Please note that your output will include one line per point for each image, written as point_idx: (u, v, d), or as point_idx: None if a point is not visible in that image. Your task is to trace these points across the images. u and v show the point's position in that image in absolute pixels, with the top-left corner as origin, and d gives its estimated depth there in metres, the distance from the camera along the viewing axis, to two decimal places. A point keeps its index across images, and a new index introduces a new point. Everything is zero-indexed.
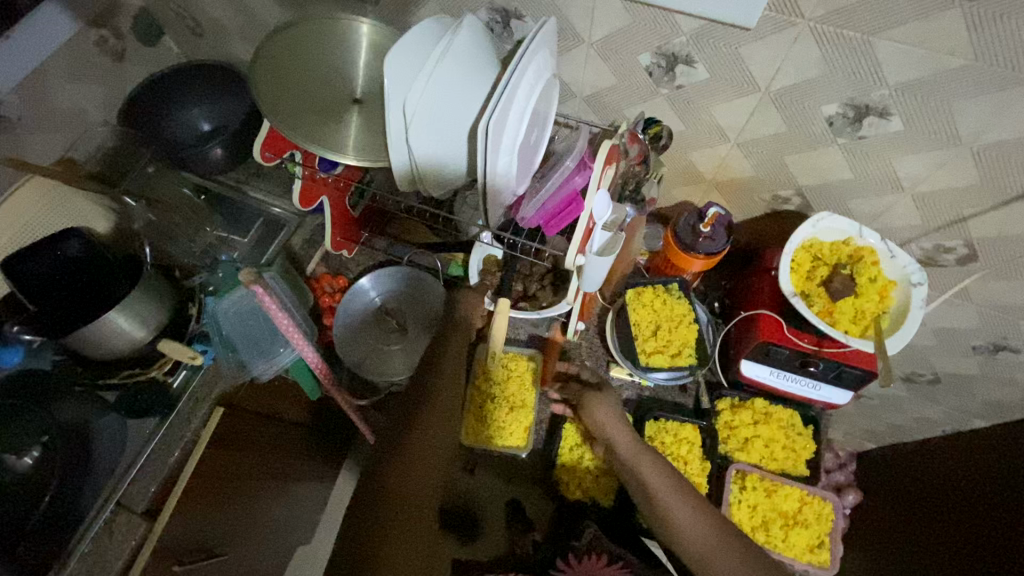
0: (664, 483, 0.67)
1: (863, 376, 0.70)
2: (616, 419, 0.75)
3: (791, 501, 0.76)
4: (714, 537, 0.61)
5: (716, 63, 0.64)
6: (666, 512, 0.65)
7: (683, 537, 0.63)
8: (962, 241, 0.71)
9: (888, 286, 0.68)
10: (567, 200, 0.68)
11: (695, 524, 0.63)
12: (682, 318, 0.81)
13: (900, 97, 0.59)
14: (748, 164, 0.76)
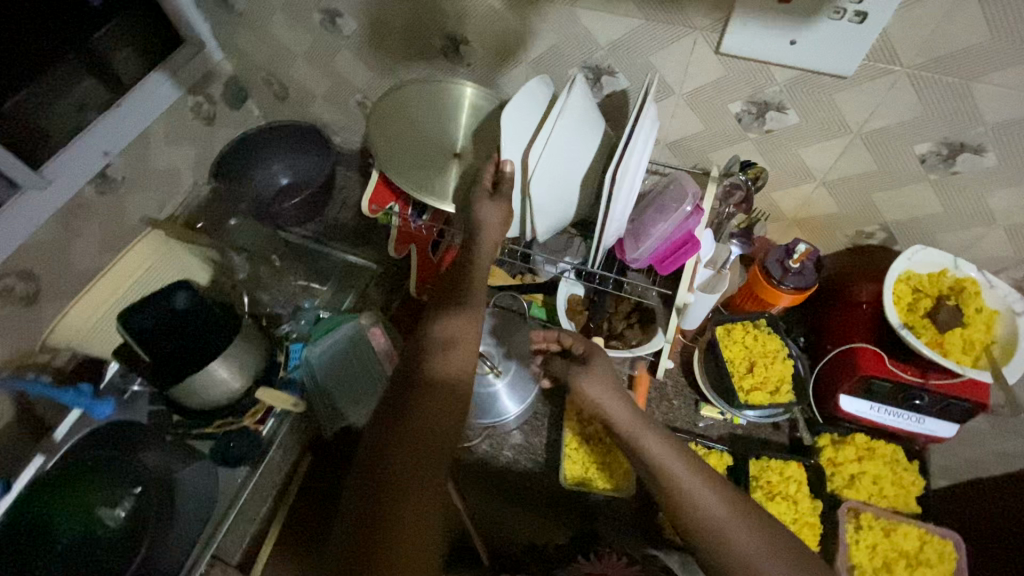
0: (669, 456, 0.60)
1: (972, 408, 0.71)
2: (611, 390, 0.67)
3: (913, 541, 0.73)
4: (737, 513, 0.56)
5: (809, 109, 0.68)
6: (675, 493, 0.58)
7: (697, 524, 0.55)
8: None
9: (993, 316, 0.69)
10: (681, 240, 0.68)
11: (705, 499, 0.57)
12: (776, 353, 0.81)
13: (997, 135, 0.62)
14: (833, 202, 0.79)
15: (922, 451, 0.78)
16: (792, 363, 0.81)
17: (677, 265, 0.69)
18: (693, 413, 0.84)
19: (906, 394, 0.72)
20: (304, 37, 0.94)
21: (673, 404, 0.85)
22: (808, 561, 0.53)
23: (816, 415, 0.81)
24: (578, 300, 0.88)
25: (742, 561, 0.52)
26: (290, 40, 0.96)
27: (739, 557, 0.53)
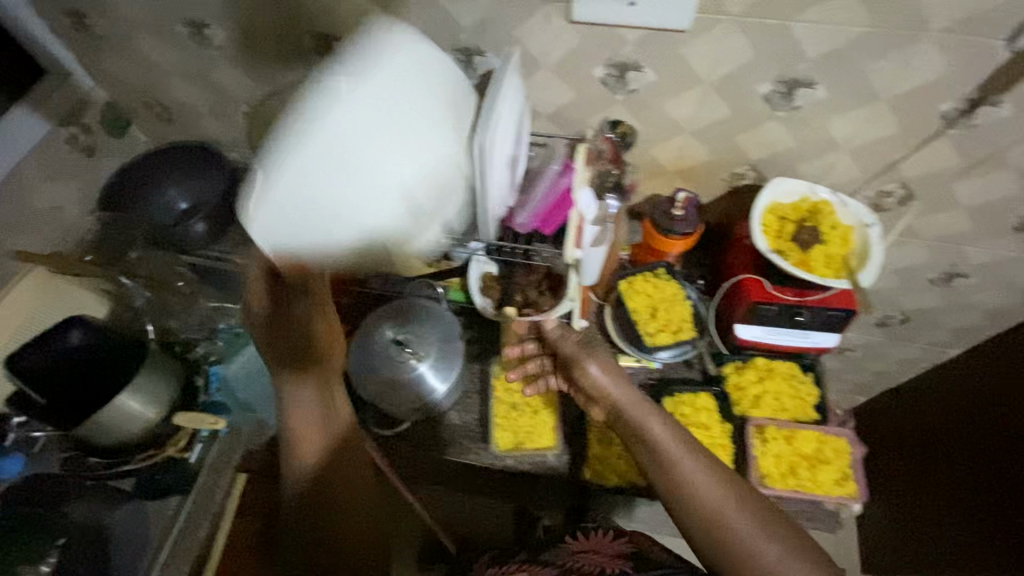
0: (675, 443, 0.63)
1: (845, 316, 0.78)
2: (619, 380, 0.70)
3: (811, 443, 0.80)
4: (747, 512, 0.58)
5: (662, 66, 0.74)
6: (685, 488, 0.60)
7: (697, 505, 0.59)
8: (896, 182, 0.82)
9: (848, 232, 0.76)
10: (557, 201, 0.75)
11: (721, 502, 0.59)
12: (675, 296, 0.87)
13: (820, 68, 0.69)
14: (703, 149, 0.85)
15: (813, 364, 0.85)
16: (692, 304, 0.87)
17: (561, 219, 0.75)
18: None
19: (788, 310, 0.80)
20: (177, 55, 0.92)
21: None
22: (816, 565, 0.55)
23: (721, 347, 0.88)
24: (491, 277, 0.91)
25: (739, 540, 0.56)
26: (162, 59, 0.94)
27: (738, 543, 0.56)
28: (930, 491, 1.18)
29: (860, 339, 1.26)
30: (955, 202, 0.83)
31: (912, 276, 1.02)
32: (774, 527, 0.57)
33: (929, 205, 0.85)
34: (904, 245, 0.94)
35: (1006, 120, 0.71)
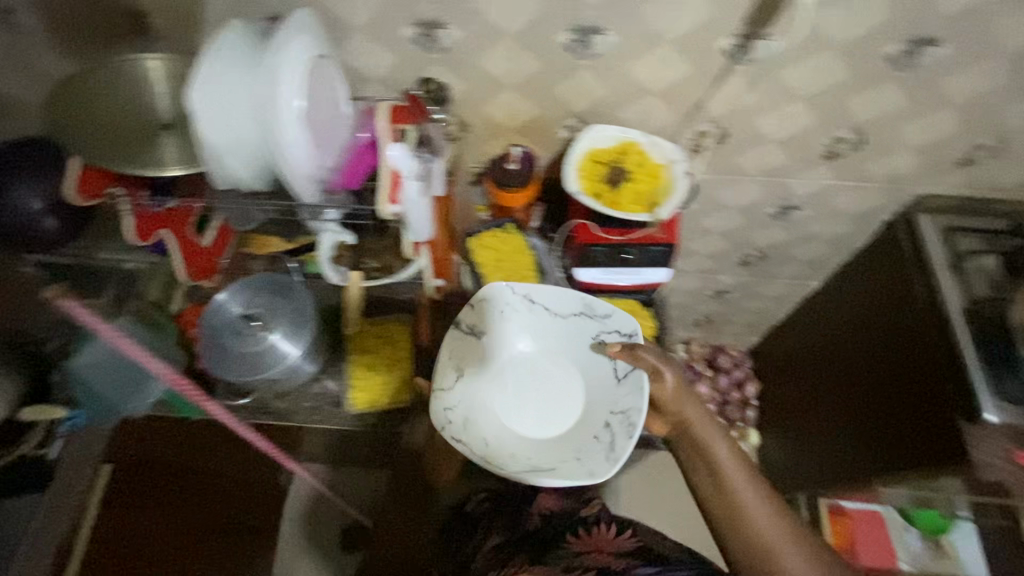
0: (734, 469, 0.71)
1: (665, 249, 0.86)
2: (695, 399, 0.75)
3: None
4: (785, 531, 0.68)
5: (464, 21, 0.77)
6: (734, 512, 0.69)
7: (754, 531, 0.68)
8: (704, 121, 0.89)
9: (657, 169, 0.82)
10: (359, 153, 0.76)
11: (774, 521, 0.69)
12: (519, 248, 0.93)
13: (603, 13, 0.74)
14: (529, 105, 0.89)
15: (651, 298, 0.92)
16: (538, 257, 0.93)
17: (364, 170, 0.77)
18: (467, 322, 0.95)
19: (614, 253, 0.87)
20: None
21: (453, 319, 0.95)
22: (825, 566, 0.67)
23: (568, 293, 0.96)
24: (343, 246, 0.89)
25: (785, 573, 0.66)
26: None
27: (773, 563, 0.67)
28: (815, 392, 1.33)
29: (730, 279, 1.35)
30: (761, 135, 0.92)
31: (752, 213, 1.10)
32: (801, 540, 0.68)
33: (740, 140, 0.93)
34: (733, 183, 1.03)
35: (775, 53, 0.79)
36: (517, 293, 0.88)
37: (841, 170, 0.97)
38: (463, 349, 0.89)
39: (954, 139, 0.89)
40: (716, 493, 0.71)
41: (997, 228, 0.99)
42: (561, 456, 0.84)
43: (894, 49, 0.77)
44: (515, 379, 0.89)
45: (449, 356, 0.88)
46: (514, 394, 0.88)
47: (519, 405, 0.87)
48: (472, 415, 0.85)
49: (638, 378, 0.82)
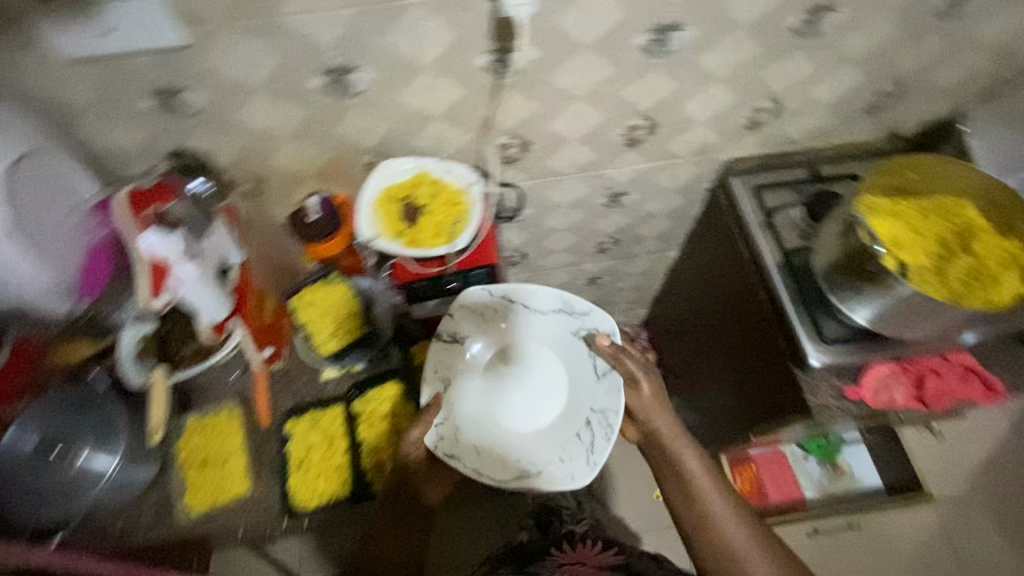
0: (701, 474, 0.77)
1: (487, 271, 0.88)
2: (658, 405, 0.81)
3: None
4: (754, 544, 0.73)
5: (203, 82, 0.70)
6: (703, 519, 0.75)
7: (719, 533, 0.74)
8: (500, 133, 0.89)
9: (455, 195, 0.80)
10: (96, 253, 0.76)
11: (742, 530, 0.74)
12: (343, 298, 0.88)
13: (347, 52, 0.70)
14: (316, 149, 0.84)
15: None
16: (370, 304, 0.89)
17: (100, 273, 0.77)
18: (314, 383, 0.89)
19: (440, 286, 0.87)
20: None
21: (298, 386, 0.90)
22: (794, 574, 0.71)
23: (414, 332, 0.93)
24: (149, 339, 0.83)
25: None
26: None
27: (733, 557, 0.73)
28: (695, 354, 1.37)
29: (597, 266, 1.40)
30: (561, 135, 0.92)
31: (588, 204, 1.12)
32: (769, 549, 0.73)
33: (544, 143, 0.93)
34: (557, 182, 1.03)
35: (535, 60, 0.77)
36: (495, 295, 0.86)
37: (650, 151, 1.00)
38: (448, 359, 0.86)
39: (738, 109, 0.93)
40: (685, 500, 0.77)
41: (802, 178, 1.03)
42: (547, 460, 0.82)
43: (645, 40, 0.76)
44: (498, 385, 0.85)
45: (433, 371, 0.85)
46: (501, 401, 0.85)
47: (505, 412, 0.84)
48: (460, 429, 0.83)
49: (615, 381, 0.83)
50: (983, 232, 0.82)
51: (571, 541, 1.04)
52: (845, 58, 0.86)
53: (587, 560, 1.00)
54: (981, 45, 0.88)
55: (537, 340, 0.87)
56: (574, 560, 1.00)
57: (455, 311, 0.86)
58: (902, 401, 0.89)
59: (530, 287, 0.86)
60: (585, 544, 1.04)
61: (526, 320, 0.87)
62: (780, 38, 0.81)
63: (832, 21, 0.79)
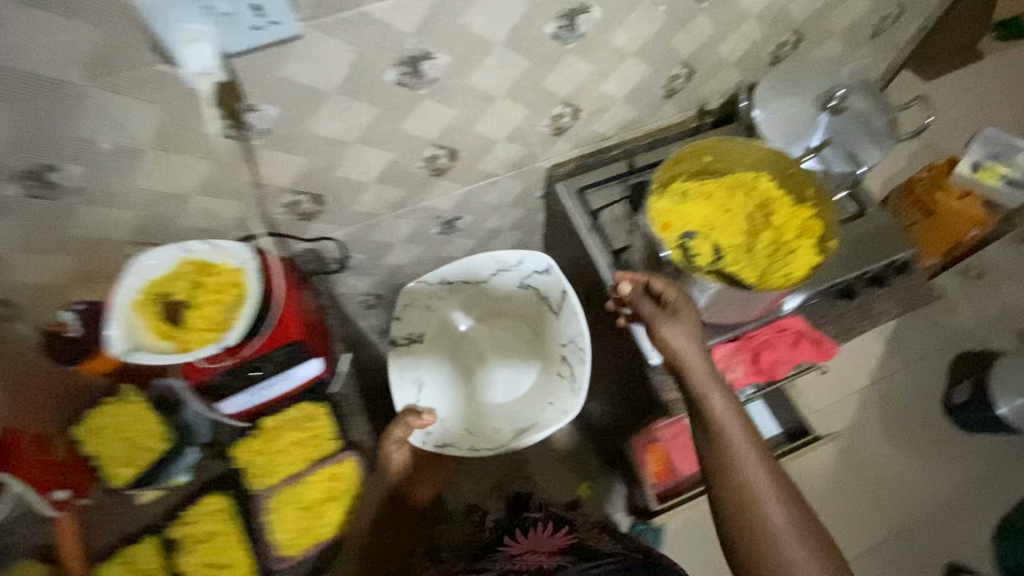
0: (744, 446, 0.66)
1: (296, 347, 0.78)
2: (695, 348, 0.70)
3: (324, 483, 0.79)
4: (793, 524, 0.62)
5: None
6: (753, 498, 0.64)
7: (757, 516, 0.63)
8: (280, 192, 0.80)
9: (231, 278, 0.72)
10: None
11: (786, 514, 0.63)
12: (135, 411, 0.78)
13: (31, 154, 0.58)
14: (55, 259, 0.71)
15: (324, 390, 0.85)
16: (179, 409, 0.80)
17: None
18: (133, 511, 0.78)
19: (243, 374, 0.77)
20: None
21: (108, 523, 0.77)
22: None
23: (241, 426, 0.83)
24: None
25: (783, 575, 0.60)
26: None
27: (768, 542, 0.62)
28: None
29: None
30: (355, 180, 0.84)
31: (422, 235, 1.06)
32: (813, 547, 0.61)
33: (338, 192, 0.85)
34: (376, 224, 0.96)
35: (279, 117, 0.68)
36: (434, 292, 1.07)
37: (463, 174, 0.94)
38: (423, 350, 1.07)
39: (536, 118, 0.89)
40: (734, 474, 0.65)
41: (623, 171, 1.02)
42: (539, 403, 1.04)
43: (397, 76, 0.70)
44: (472, 361, 1.12)
45: (405, 363, 1.05)
46: (479, 372, 1.11)
47: (484, 378, 1.12)
48: (459, 403, 1.07)
49: (570, 300, 1.02)
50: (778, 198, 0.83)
51: (523, 529, 1.10)
52: (624, 53, 0.84)
53: (538, 546, 1.03)
54: (752, 15, 0.88)
55: (489, 306, 1.12)
56: (525, 548, 1.03)
57: (403, 310, 1.05)
58: (743, 378, 0.91)
59: (456, 266, 1.06)
60: (539, 529, 1.09)
61: (478, 290, 1.10)
62: (547, 48, 0.76)
63: (594, 23, 0.76)
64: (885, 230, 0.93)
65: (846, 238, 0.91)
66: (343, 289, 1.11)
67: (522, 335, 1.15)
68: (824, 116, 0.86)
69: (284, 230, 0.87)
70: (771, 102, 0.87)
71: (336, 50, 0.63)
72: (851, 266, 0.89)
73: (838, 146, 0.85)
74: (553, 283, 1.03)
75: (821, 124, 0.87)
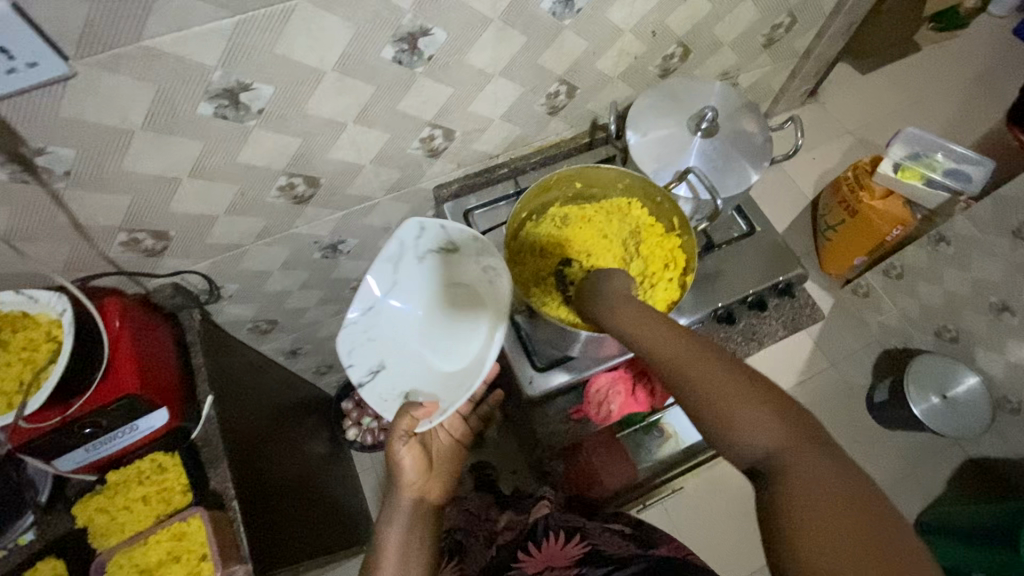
0: (673, 344, 0.60)
1: (130, 400, 0.73)
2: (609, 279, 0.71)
3: (162, 545, 0.75)
4: (753, 404, 0.53)
5: None
6: (678, 360, 0.58)
7: (702, 399, 0.55)
8: (112, 231, 0.73)
9: (44, 330, 0.68)
10: None
11: (726, 384, 0.54)
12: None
13: None
14: None
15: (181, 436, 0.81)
16: (17, 466, 0.73)
17: None
18: None
19: (69, 432, 0.71)
20: None
21: None
22: (801, 446, 0.50)
23: (89, 481, 0.79)
24: None
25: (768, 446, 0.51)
26: None
27: (735, 428, 0.53)
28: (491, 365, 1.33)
29: None
30: (201, 214, 0.78)
31: (302, 261, 1.00)
32: (765, 403, 0.53)
33: (184, 227, 0.79)
34: (242, 254, 0.90)
35: (81, 158, 0.62)
36: (358, 319, 0.80)
37: (332, 201, 0.88)
38: (391, 376, 0.80)
39: (404, 140, 0.83)
40: (657, 361, 0.60)
41: (509, 192, 0.98)
42: (499, 327, 0.77)
43: (214, 110, 0.64)
44: (434, 344, 0.82)
45: (387, 396, 0.79)
46: (445, 348, 0.82)
47: (459, 342, 0.82)
48: (459, 381, 0.77)
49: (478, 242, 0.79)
50: (651, 224, 0.84)
51: (534, 542, 0.92)
52: (486, 74, 0.78)
53: (555, 561, 0.88)
54: (626, 31, 0.84)
55: (415, 296, 0.83)
56: (542, 564, 0.88)
57: (349, 353, 0.79)
58: (618, 412, 0.86)
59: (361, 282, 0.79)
60: (549, 539, 0.91)
61: (400, 287, 0.82)
62: (391, 74, 0.71)
63: (441, 46, 0.70)
64: (769, 255, 0.92)
65: (728, 261, 0.91)
66: (225, 318, 1.05)
67: (462, 280, 0.83)
68: (698, 140, 0.86)
69: (131, 268, 0.81)
70: (645, 126, 0.87)
71: (127, 88, 0.57)
72: (733, 292, 0.89)
73: (710, 170, 0.85)
74: (460, 236, 0.79)
75: (695, 148, 0.86)
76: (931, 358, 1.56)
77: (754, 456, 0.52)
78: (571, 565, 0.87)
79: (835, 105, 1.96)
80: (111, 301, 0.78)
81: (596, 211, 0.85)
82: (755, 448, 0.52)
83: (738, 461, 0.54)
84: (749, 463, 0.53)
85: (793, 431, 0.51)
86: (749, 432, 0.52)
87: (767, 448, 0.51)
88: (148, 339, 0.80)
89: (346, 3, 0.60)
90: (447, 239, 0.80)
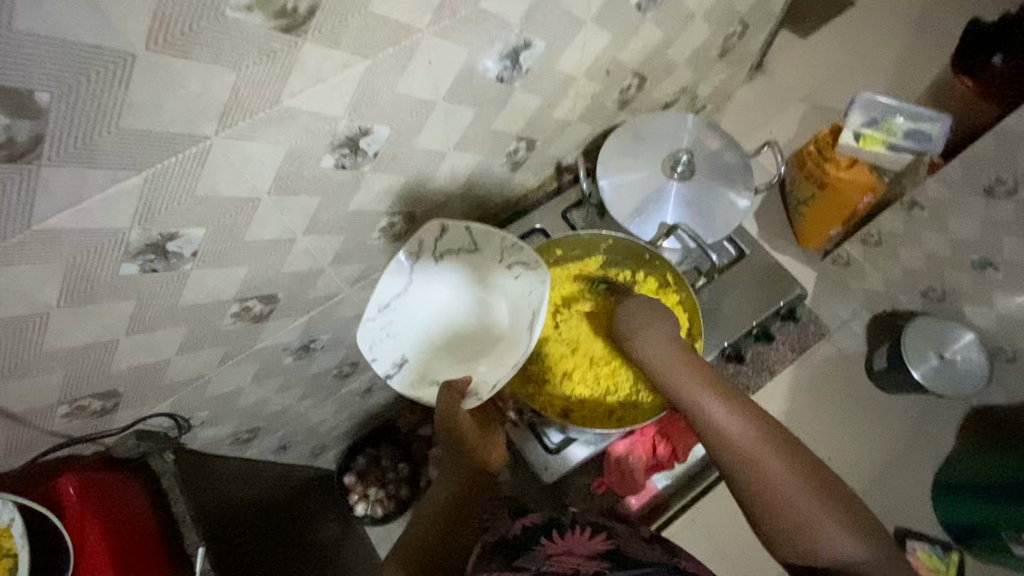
0: (741, 426, 0.58)
1: None
2: (661, 338, 0.68)
3: None
4: (828, 509, 0.53)
5: None
6: (749, 451, 0.56)
7: (776, 497, 0.54)
8: (49, 407, 0.64)
9: None
10: None
11: (802, 485, 0.54)
12: None
13: None
14: None
15: None
16: None
17: None
18: None
19: None
20: None
21: None
22: (874, 560, 0.51)
23: None
24: None
25: (838, 557, 0.51)
26: None
27: (804, 532, 0.52)
28: None
29: (359, 383, 1.21)
30: (151, 362, 0.69)
31: (273, 369, 0.91)
32: (843, 513, 0.53)
33: (136, 379, 0.70)
34: (206, 383, 0.81)
35: None
36: (376, 316, 0.75)
37: (294, 309, 0.80)
38: (419, 365, 0.78)
39: (364, 235, 0.76)
40: (729, 447, 0.58)
41: None
42: (522, 314, 0.77)
43: (141, 266, 0.55)
44: (457, 332, 0.80)
45: (421, 382, 0.77)
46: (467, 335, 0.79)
47: (482, 329, 0.80)
48: (492, 363, 0.77)
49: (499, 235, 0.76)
50: (642, 280, 0.87)
51: (559, 529, 0.70)
52: (439, 152, 0.71)
53: (576, 548, 0.65)
54: (580, 76, 0.77)
55: (431, 290, 0.79)
56: (562, 549, 0.65)
57: (371, 348, 0.75)
58: (643, 477, 0.86)
59: (381, 280, 0.74)
60: (574, 530, 0.69)
61: (417, 282, 0.78)
62: (336, 179, 0.63)
63: (385, 141, 0.63)
64: (762, 280, 0.89)
65: (724, 294, 0.89)
66: (201, 442, 0.95)
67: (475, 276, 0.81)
68: (673, 184, 0.85)
69: (85, 433, 0.72)
70: (620, 176, 0.85)
71: (32, 273, 0.48)
72: (737, 328, 0.86)
73: (691, 216, 0.84)
74: (460, 230, 0.76)
75: (672, 193, 0.85)
76: (931, 321, 1.42)
77: (823, 561, 0.52)
78: (591, 556, 0.62)
79: (784, 71, 1.87)
80: (68, 480, 0.69)
81: (578, 279, 0.86)
82: (829, 556, 0.52)
83: (797, 561, 0.53)
84: (817, 564, 0.52)
85: (867, 544, 0.51)
86: (822, 539, 0.52)
87: (840, 558, 0.51)
88: (118, 507, 0.72)
89: (271, 128, 0.52)
90: (468, 237, 0.77)
